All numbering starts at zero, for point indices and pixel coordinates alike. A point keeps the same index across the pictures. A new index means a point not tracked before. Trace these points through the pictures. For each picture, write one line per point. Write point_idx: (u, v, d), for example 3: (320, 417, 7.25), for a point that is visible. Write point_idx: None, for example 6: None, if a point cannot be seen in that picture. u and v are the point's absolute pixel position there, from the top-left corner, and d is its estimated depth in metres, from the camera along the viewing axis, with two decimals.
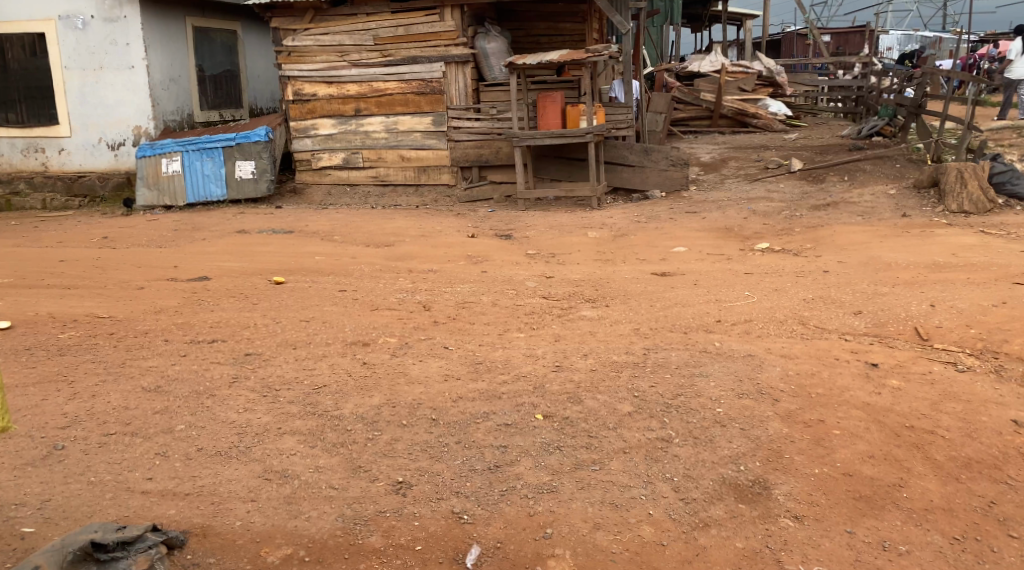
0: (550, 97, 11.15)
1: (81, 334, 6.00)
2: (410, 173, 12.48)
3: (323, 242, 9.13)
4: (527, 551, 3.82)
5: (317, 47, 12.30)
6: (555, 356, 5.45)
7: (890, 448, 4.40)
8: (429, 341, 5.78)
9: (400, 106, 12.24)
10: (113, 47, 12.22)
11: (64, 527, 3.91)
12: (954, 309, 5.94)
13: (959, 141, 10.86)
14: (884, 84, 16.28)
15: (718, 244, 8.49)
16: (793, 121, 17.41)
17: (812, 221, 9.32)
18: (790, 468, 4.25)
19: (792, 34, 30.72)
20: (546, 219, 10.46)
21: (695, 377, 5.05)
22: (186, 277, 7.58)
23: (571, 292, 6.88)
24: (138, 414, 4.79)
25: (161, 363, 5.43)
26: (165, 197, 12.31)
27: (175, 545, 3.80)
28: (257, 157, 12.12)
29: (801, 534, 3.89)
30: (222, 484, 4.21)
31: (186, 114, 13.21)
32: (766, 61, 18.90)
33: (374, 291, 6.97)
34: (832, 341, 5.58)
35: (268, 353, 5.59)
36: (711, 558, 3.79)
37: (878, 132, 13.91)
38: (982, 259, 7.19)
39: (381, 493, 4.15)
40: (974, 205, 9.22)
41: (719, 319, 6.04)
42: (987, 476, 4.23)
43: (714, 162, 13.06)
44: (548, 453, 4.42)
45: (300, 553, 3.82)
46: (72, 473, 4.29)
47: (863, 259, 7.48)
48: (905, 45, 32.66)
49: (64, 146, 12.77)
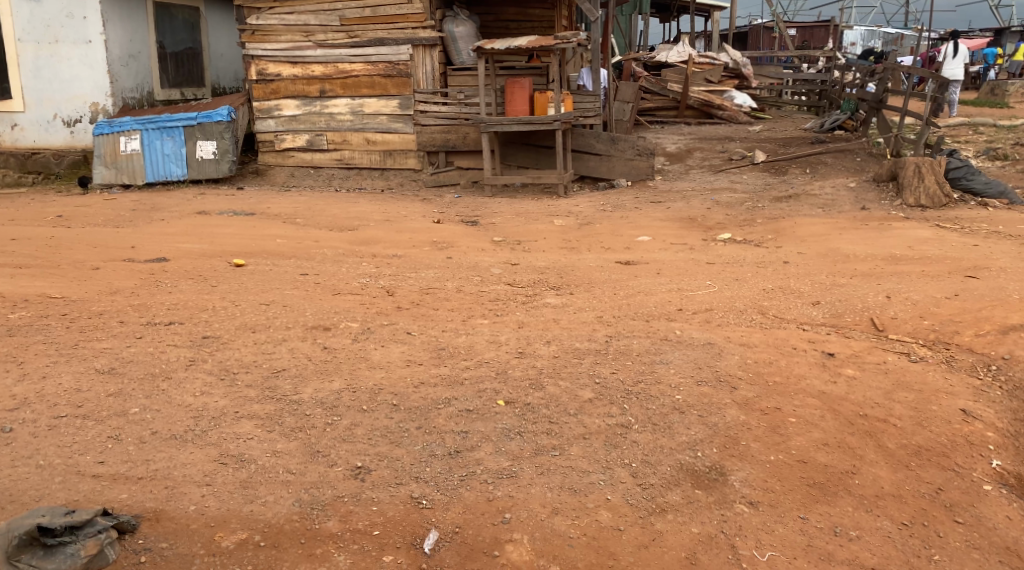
0: (518, 83, 11.09)
1: (34, 314, 5.89)
2: (376, 156, 12.37)
3: (286, 225, 9.03)
4: (485, 535, 3.83)
5: (282, 26, 12.14)
6: (519, 342, 5.45)
7: (844, 436, 4.47)
8: (391, 326, 5.75)
9: (366, 89, 12.13)
10: (69, 20, 11.95)
11: (11, 512, 3.85)
12: (908, 301, 6.05)
13: (917, 135, 11.03)
14: (846, 79, 16.47)
15: (681, 234, 8.55)
16: (758, 114, 17.58)
17: (774, 212, 9.41)
18: (746, 454, 4.30)
19: (759, 26, 30.91)
20: (512, 206, 10.45)
21: (655, 364, 5.09)
22: (143, 258, 7.47)
23: (536, 279, 6.88)
24: (91, 396, 4.72)
25: (116, 344, 5.35)
26: (123, 175, 12.10)
27: (126, 529, 3.75)
28: (219, 138, 12.00)
29: (756, 519, 3.94)
30: (176, 468, 4.16)
31: (145, 92, 12.96)
32: (733, 52, 19.02)
33: (337, 275, 6.92)
34: (790, 330, 5.65)
35: (226, 336, 5.52)
36: (666, 543, 3.82)
37: (840, 125, 14.26)
38: (937, 252, 7.32)
39: (339, 478, 4.13)
40: (930, 198, 9.36)
41: (681, 307, 6.09)
42: (936, 463, 4.32)
43: (679, 152, 13.12)
44: (508, 438, 4.42)
45: (256, 537, 3.78)
46: (20, 456, 4.21)
47: (822, 250, 7.58)
48: (869, 42, 32.99)
49: (17, 122, 12.48)
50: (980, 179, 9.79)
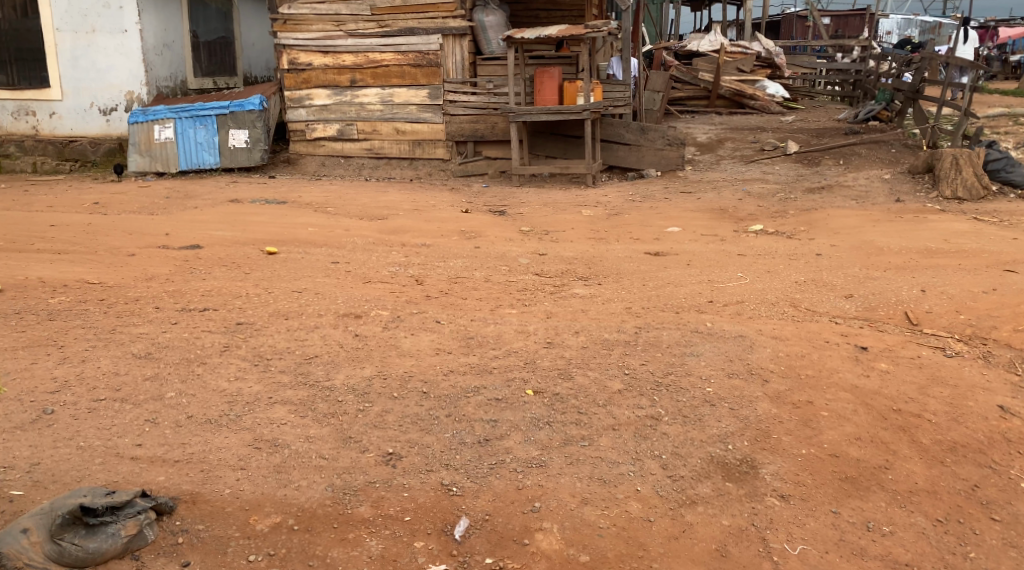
0: (548, 73, 11.07)
1: (72, 298, 6.00)
2: (405, 146, 12.40)
3: (316, 214, 9.09)
4: (515, 524, 3.84)
5: (313, 15, 12.21)
6: (547, 332, 5.46)
7: (877, 431, 4.44)
8: (420, 314, 5.78)
9: (396, 79, 12.16)
10: (106, 10, 12.10)
11: (53, 491, 3.91)
12: (944, 295, 5.98)
13: (955, 127, 10.89)
14: (881, 69, 16.24)
15: (712, 225, 8.51)
16: (791, 104, 17.36)
17: (807, 204, 9.33)
18: (777, 448, 4.28)
19: (792, 14, 30.59)
20: (541, 196, 10.42)
21: (685, 356, 5.08)
22: (178, 245, 7.56)
23: (564, 270, 6.88)
24: (128, 380, 4.81)
25: (153, 330, 5.43)
26: (157, 163, 12.25)
27: (164, 511, 3.80)
28: (251, 126, 12.17)
29: (787, 513, 3.92)
30: (212, 451, 4.23)
31: (179, 81, 13.09)
32: (766, 42, 18.82)
33: (367, 264, 6.96)
34: (823, 323, 5.60)
35: (260, 322, 5.58)
36: (697, 535, 3.81)
37: (875, 116, 13.99)
38: (974, 246, 7.22)
39: (371, 464, 4.17)
40: (968, 191, 9.24)
41: (712, 300, 6.07)
42: (972, 460, 4.27)
43: (711, 142, 13.03)
44: (537, 428, 4.44)
45: (289, 521, 3.83)
46: (61, 437, 4.29)
47: (855, 242, 7.51)
48: (906, 30, 32.46)
49: (55, 110, 12.66)
50: (1019, 172, 9.63)
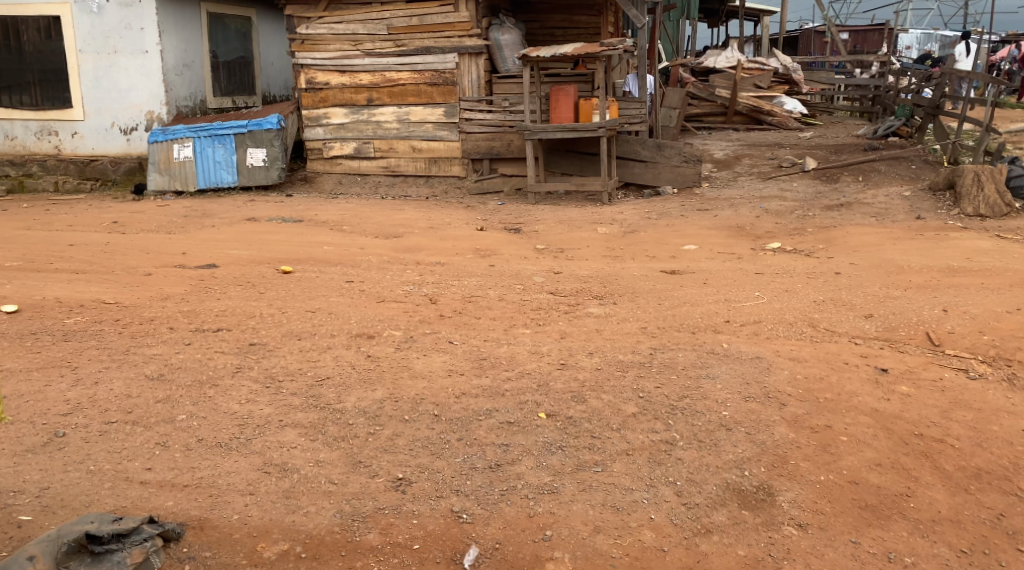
0: (563, 91, 11.01)
1: (87, 319, 6.00)
2: (421, 164, 12.41)
3: (332, 232, 9.07)
4: (526, 552, 3.76)
5: (331, 35, 12.26)
6: (560, 353, 5.39)
7: (898, 457, 4.33)
8: (433, 335, 5.72)
9: (412, 97, 12.18)
10: (128, 31, 12.21)
11: (61, 516, 3.87)
12: (966, 315, 5.86)
13: (976, 143, 10.75)
14: (901, 84, 16.10)
15: (729, 243, 8.41)
16: (809, 120, 17.23)
17: (825, 221, 9.21)
18: (795, 474, 4.18)
19: (811, 30, 30.47)
20: (556, 213, 10.37)
21: (701, 379, 4.98)
22: (194, 264, 7.56)
23: (579, 288, 6.82)
24: (139, 402, 4.78)
25: (165, 351, 5.40)
26: (176, 182, 12.33)
27: (171, 538, 3.75)
28: (269, 145, 12.16)
29: (805, 543, 3.82)
30: (221, 476, 4.18)
31: (199, 100, 13.17)
32: (784, 57, 18.73)
33: (381, 283, 6.93)
34: (842, 344, 5.50)
35: (272, 343, 5.55)
36: (712, 565, 3.71)
37: (895, 132, 13.77)
38: (996, 264, 7.10)
39: (380, 490, 4.11)
40: (990, 207, 9.08)
41: (729, 319, 5.98)
42: (997, 487, 4.15)
43: (727, 159, 12.94)
44: (550, 453, 4.36)
45: (297, 549, 3.77)
46: (71, 461, 4.26)
47: (875, 261, 7.39)
48: (925, 44, 32.25)
49: (77, 130, 12.78)
50: None
